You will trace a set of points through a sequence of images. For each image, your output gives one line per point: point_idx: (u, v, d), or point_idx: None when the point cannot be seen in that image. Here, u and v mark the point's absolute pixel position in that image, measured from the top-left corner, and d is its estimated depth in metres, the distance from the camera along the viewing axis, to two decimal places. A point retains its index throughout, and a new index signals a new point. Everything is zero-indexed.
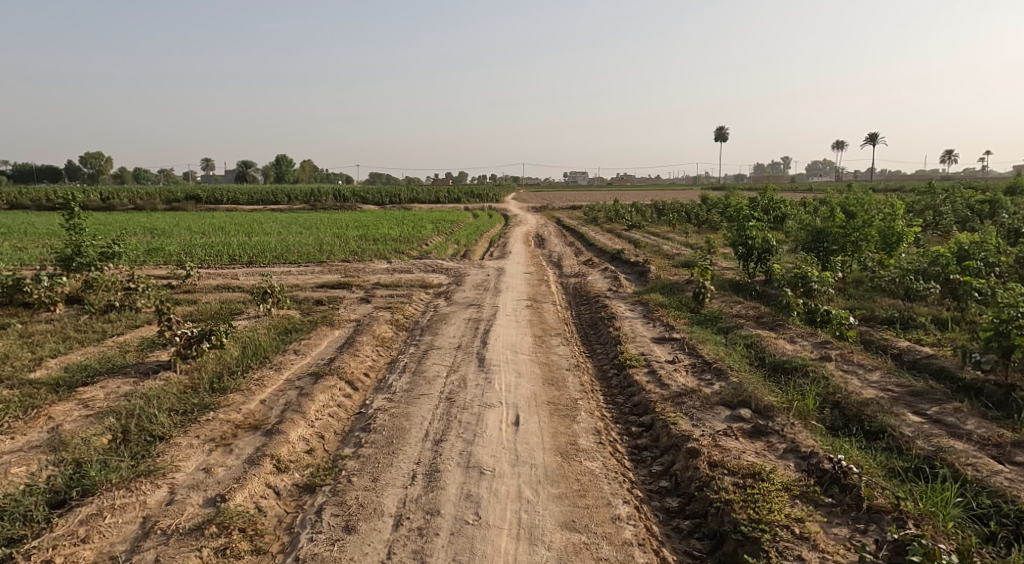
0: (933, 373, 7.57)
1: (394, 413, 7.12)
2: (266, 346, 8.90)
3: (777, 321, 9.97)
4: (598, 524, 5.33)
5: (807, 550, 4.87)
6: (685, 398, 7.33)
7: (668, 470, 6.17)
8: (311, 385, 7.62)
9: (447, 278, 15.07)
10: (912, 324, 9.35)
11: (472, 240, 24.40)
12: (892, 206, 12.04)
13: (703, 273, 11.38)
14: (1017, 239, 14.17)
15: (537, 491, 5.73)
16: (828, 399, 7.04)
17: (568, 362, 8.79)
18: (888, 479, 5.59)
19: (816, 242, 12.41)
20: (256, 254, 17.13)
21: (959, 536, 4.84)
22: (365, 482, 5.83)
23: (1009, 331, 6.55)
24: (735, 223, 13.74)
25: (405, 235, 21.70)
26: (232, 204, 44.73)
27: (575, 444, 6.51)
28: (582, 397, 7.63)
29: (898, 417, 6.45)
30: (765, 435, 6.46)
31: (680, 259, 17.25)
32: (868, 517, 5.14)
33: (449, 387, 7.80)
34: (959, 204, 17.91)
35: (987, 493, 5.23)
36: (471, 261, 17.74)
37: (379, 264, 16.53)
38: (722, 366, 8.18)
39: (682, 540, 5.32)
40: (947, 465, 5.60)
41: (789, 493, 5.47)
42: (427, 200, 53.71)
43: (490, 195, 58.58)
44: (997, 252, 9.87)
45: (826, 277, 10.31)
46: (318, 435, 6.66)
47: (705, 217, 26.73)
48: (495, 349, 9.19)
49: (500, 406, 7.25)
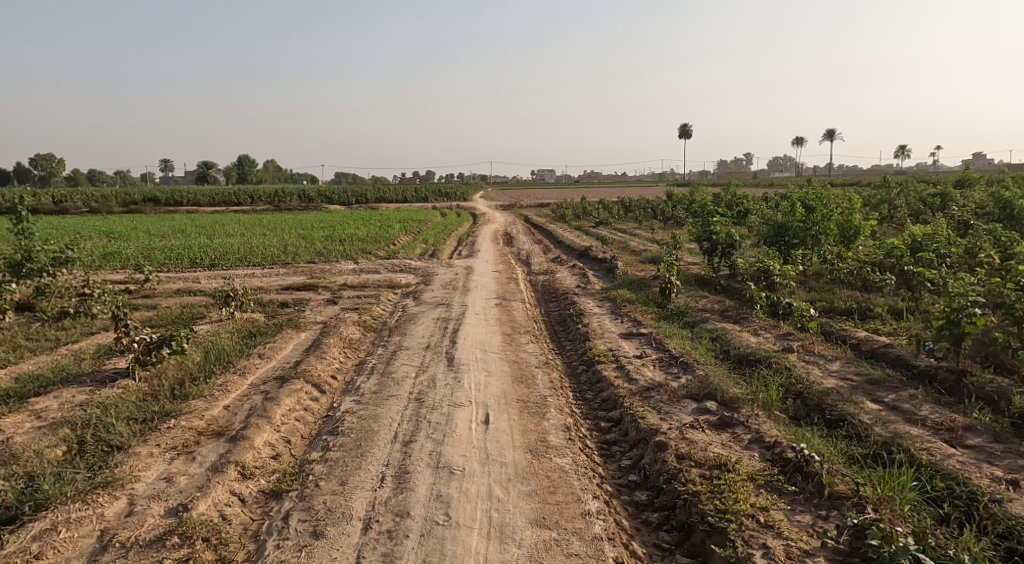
0: (890, 362, 7.79)
1: (362, 415, 7.05)
2: (229, 351, 8.72)
3: (741, 315, 10.16)
4: (568, 520, 5.36)
5: (771, 538, 4.96)
6: (653, 392, 7.43)
7: (637, 464, 6.24)
8: (277, 388, 7.51)
9: (415, 278, 14.97)
10: (869, 315, 9.64)
11: (441, 239, 24.33)
12: (850, 200, 12.33)
13: (668, 268, 11.49)
14: (967, 231, 14.69)
15: (507, 489, 5.73)
16: (790, 390, 7.21)
17: (537, 359, 8.82)
18: (849, 466, 5.73)
19: (778, 236, 12.65)
20: (218, 257, 16.78)
21: (915, 518, 4.96)
22: (333, 486, 5.76)
23: (959, 319, 6.77)
24: (700, 219, 13.93)
25: (372, 235, 21.51)
26: (193, 206, 43.73)
27: (545, 441, 6.54)
28: (552, 394, 7.66)
29: (857, 405, 6.63)
30: (731, 426, 6.57)
31: (646, 255, 17.45)
32: (829, 503, 5.26)
33: (418, 387, 7.75)
34: (912, 198, 18.52)
35: (941, 476, 5.38)
36: (439, 261, 17.65)
37: (346, 265, 16.35)
38: (689, 360, 8.30)
39: (652, 532, 5.39)
40: (904, 450, 5.77)
41: (754, 483, 5.59)
42: (394, 199, 53.33)
43: (458, 193, 58.55)
44: (947, 243, 10.22)
45: (788, 270, 10.51)
46: (284, 440, 6.56)
47: (670, 212, 27.13)
48: (464, 348, 9.17)
49: (470, 406, 7.23)
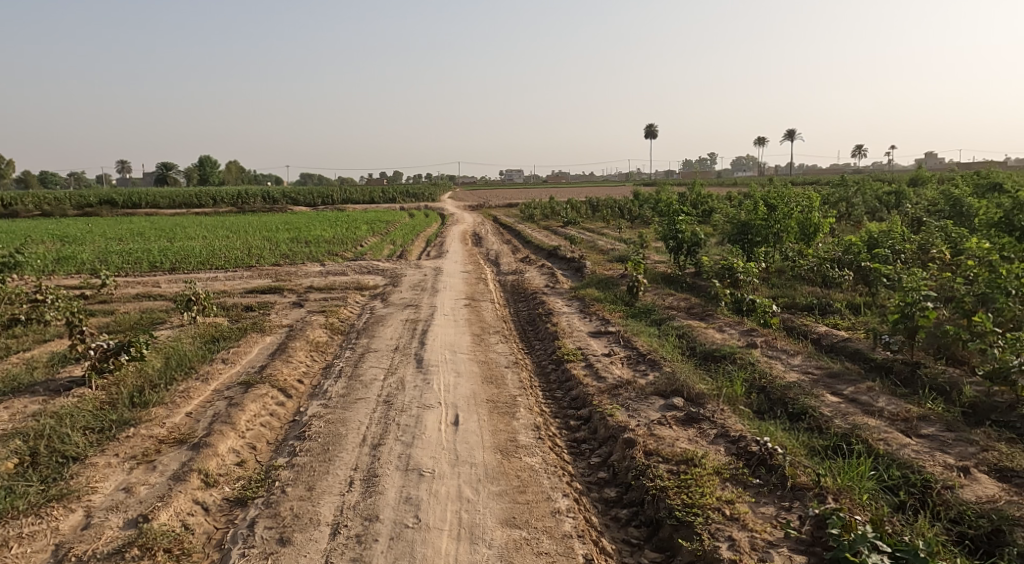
0: (849, 355, 8.00)
1: (330, 419, 6.97)
2: (192, 356, 8.54)
3: (707, 312, 10.33)
4: (538, 519, 5.38)
5: (736, 530, 5.05)
6: (621, 389, 7.51)
7: (606, 461, 6.29)
8: (241, 394, 7.39)
9: (383, 279, 14.86)
10: (829, 310, 9.90)
11: (409, 240, 24.18)
12: (810, 199, 12.62)
13: (635, 266, 11.60)
14: (920, 227, 15.17)
15: (477, 490, 5.73)
16: (754, 385, 7.36)
17: (507, 359, 8.83)
18: (811, 457, 5.87)
19: (741, 234, 12.88)
20: (179, 260, 16.41)
21: (873, 507, 5.09)
22: (300, 492, 5.68)
23: (913, 313, 6.99)
24: (666, 218, 14.10)
25: (339, 237, 21.27)
26: (152, 209, 42.64)
27: (514, 441, 6.55)
28: (521, 394, 7.68)
29: (817, 398, 6.79)
30: (697, 422, 6.67)
31: (614, 254, 17.60)
32: (792, 495, 5.37)
33: (386, 390, 7.69)
34: (868, 196, 19.06)
35: (897, 465, 5.54)
36: (407, 262, 17.54)
37: (312, 267, 16.13)
38: (656, 357, 8.40)
39: (621, 528, 5.44)
40: (862, 441, 5.93)
41: (720, 477, 5.68)
42: (360, 200, 52.82)
43: (426, 194, 58.25)
44: (902, 239, 10.54)
45: (751, 267, 10.69)
46: (250, 446, 6.45)
47: (636, 212, 27.42)
48: (433, 349, 9.14)
49: (440, 407, 7.21)
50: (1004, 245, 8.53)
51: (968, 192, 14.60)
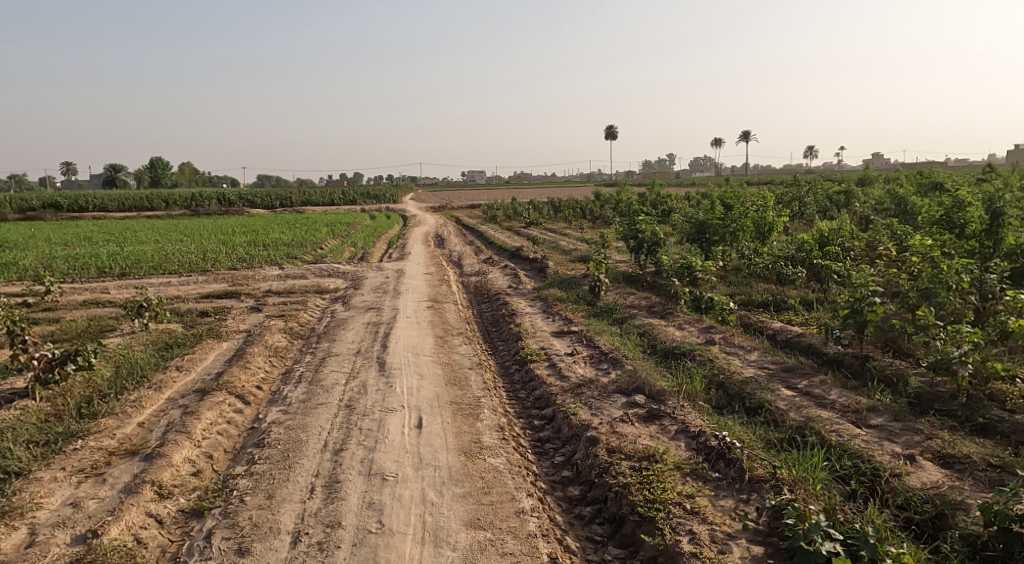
0: (803, 350, 8.23)
1: (289, 425, 6.85)
2: (143, 365, 8.30)
3: (667, 311, 10.50)
4: (503, 520, 5.39)
5: (697, 523, 5.14)
6: (584, 388, 7.57)
7: (570, 460, 6.33)
8: (196, 402, 7.21)
9: (344, 282, 14.67)
10: (784, 306, 10.17)
11: (370, 242, 23.93)
12: (764, 198, 12.94)
13: (597, 266, 11.70)
14: (868, 226, 15.72)
15: (441, 493, 5.70)
16: (713, 381, 7.51)
17: (470, 361, 8.82)
18: (767, 450, 6.02)
19: (699, 233, 13.11)
20: (129, 265, 15.90)
21: (826, 496, 5.24)
22: (259, 500, 5.57)
23: (862, 308, 7.22)
24: (626, 218, 14.27)
25: (298, 239, 20.91)
26: (100, 212, 41.22)
27: (478, 442, 6.55)
28: (485, 395, 7.67)
29: (773, 392, 6.97)
30: (659, 418, 6.77)
31: (576, 254, 17.73)
32: (750, 487, 5.50)
33: (348, 394, 7.60)
34: (820, 196, 19.63)
35: (849, 455, 5.72)
36: (369, 264, 17.35)
37: (270, 270, 15.83)
38: (618, 356, 8.50)
39: (585, 526, 5.49)
40: (815, 433, 6.11)
41: (681, 472, 5.78)
42: (320, 202, 52.06)
43: (387, 196, 57.77)
44: (851, 237, 10.90)
45: (709, 266, 10.91)
46: (206, 455, 6.30)
47: (597, 212, 27.70)
48: (395, 352, 9.07)
49: (402, 410, 7.15)
50: (945, 242, 8.90)
51: (912, 191, 15.18)
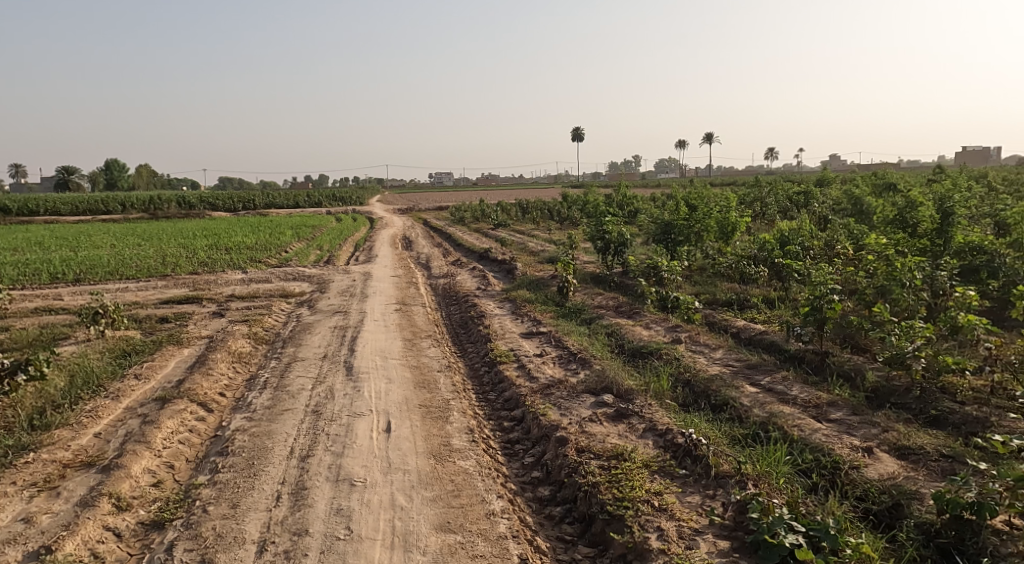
0: (765, 347, 8.41)
1: (254, 432, 6.73)
2: (100, 373, 8.08)
3: (634, 311, 10.63)
4: (473, 522, 5.38)
5: (665, 520, 5.21)
6: (553, 389, 7.61)
7: (540, 461, 6.36)
8: (156, 411, 7.04)
9: (310, 286, 14.49)
10: (747, 305, 10.38)
11: (336, 245, 23.68)
12: (727, 199, 13.20)
13: (565, 267, 11.78)
14: (826, 225, 16.17)
15: (410, 497, 5.67)
16: (679, 379, 7.62)
17: (439, 364, 8.78)
18: (732, 446, 6.13)
19: (665, 234, 13.18)
20: (84, 271, 15.44)
21: (789, 489, 5.37)
22: (223, 510, 5.47)
23: (821, 305, 7.41)
24: (593, 220, 14.40)
25: (262, 243, 20.57)
26: (52, 216, 39.91)
27: (448, 445, 6.53)
28: (454, 397, 7.66)
29: (737, 389, 7.10)
30: (627, 417, 6.85)
31: (544, 255, 17.82)
32: (716, 483, 5.60)
33: (315, 399, 7.50)
34: (780, 196, 20.09)
35: (810, 449, 5.87)
36: (335, 267, 17.16)
37: (233, 274, 15.54)
38: (586, 356, 8.57)
39: (555, 526, 5.52)
40: (778, 428, 6.25)
41: (649, 469, 5.86)
42: (284, 205, 51.28)
43: (354, 198, 57.23)
44: (810, 237, 11.18)
45: (675, 266, 11.07)
46: (167, 465, 6.16)
47: (564, 213, 27.89)
48: (363, 356, 8.99)
49: (371, 414, 7.09)
50: (899, 241, 9.20)
51: (868, 192, 15.64)
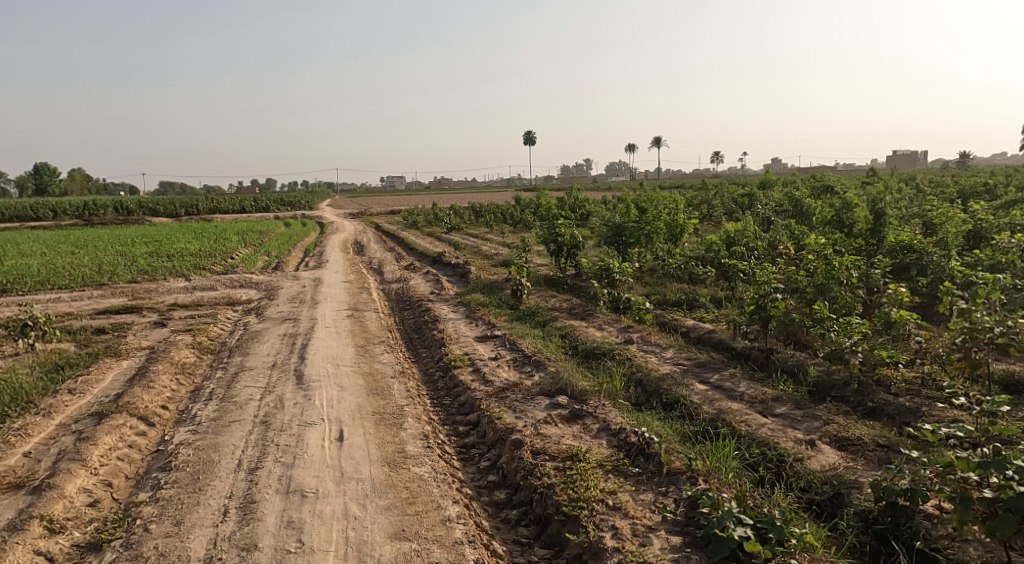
0: (714, 346, 8.62)
1: (199, 445, 6.52)
2: (30, 389, 7.70)
3: (587, 312, 10.75)
4: (428, 529, 5.34)
5: (619, 519, 5.27)
6: (508, 392, 7.62)
7: (495, 464, 6.36)
8: (93, 427, 6.74)
9: (258, 293, 14.15)
10: (696, 305, 10.62)
11: (285, 250, 23.20)
12: (676, 202, 13.49)
13: (518, 270, 11.81)
14: (769, 227, 16.71)
15: (364, 506, 5.59)
16: (632, 378, 7.74)
17: (393, 370, 8.68)
18: (683, 443, 6.25)
19: (616, 236, 13.24)
20: (12, 281, 14.69)
21: (737, 483, 5.51)
22: (166, 527, 5.28)
23: (766, 304, 7.65)
24: (546, 223, 14.50)
25: (206, 249, 19.96)
26: None
27: (402, 452, 6.46)
28: (408, 403, 7.58)
29: (687, 387, 7.26)
30: (581, 418, 6.91)
31: (497, 258, 17.86)
32: (668, 479, 5.70)
33: (263, 409, 7.32)
34: (726, 199, 20.67)
35: (757, 444, 6.03)
36: (285, 273, 16.80)
37: (175, 282, 15.04)
38: (541, 358, 8.61)
39: (512, 529, 5.52)
40: (726, 424, 6.41)
41: (603, 469, 5.92)
42: (230, 210, 49.96)
43: (303, 202, 56.18)
44: (755, 238, 11.53)
45: (626, 268, 11.23)
46: (104, 483, 5.90)
47: (518, 217, 28.02)
48: (314, 364, 8.82)
49: (322, 423, 6.96)
50: (837, 241, 9.59)
51: (808, 194, 16.24)
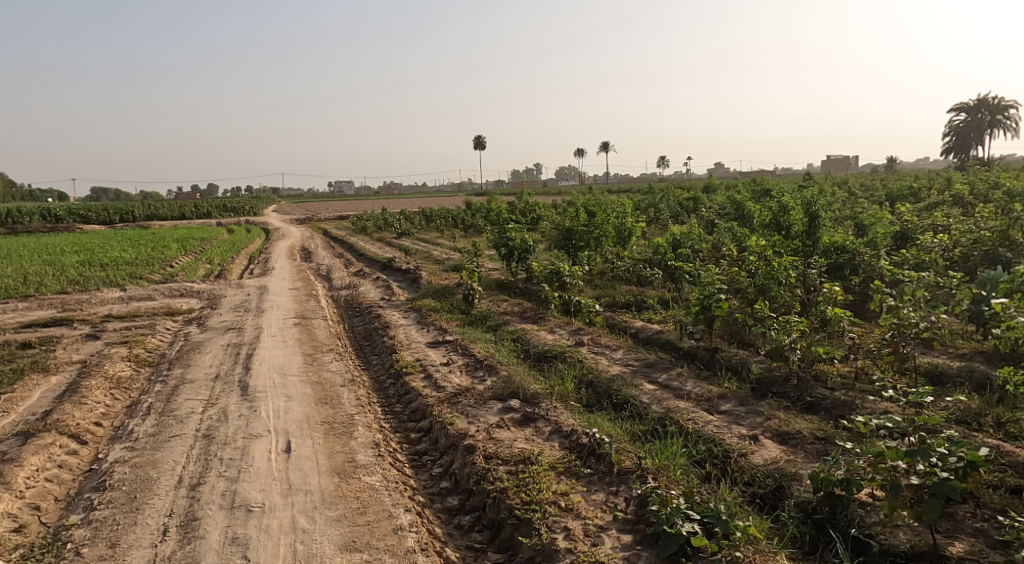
0: (662, 346, 8.79)
1: (137, 463, 6.26)
2: None
3: (538, 315, 10.81)
4: (380, 539, 5.26)
5: (571, 520, 5.31)
6: (460, 397, 7.58)
7: (448, 470, 6.31)
8: (19, 448, 6.40)
9: (200, 302, 13.70)
10: (644, 306, 10.81)
11: (229, 258, 22.54)
12: (623, 205, 13.72)
13: (469, 275, 11.79)
14: (713, 229, 17.15)
15: (313, 518, 5.47)
16: (582, 380, 7.81)
17: (343, 378, 8.53)
18: (633, 442, 6.35)
19: (566, 240, 13.40)
20: None
21: (685, 480, 5.62)
22: (101, 550, 5.05)
23: (710, 304, 7.85)
24: (496, 227, 14.52)
25: (143, 258, 19.18)
26: None
27: (352, 461, 6.34)
28: (359, 412, 7.45)
29: (637, 388, 7.37)
30: (533, 421, 6.93)
31: (448, 263, 17.78)
32: (619, 479, 5.77)
33: (206, 423, 7.08)
34: (672, 202, 21.12)
35: (703, 441, 6.17)
36: (228, 282, 16.31)
37: (110, 293, 14.43)
38: (492, 362, 8.61)
39: (465, 535, 5.49)
40: (674, 423, 6.54)
41: (555, 471, 5.95)
42: (168, 216, 48.23)
43: (246, 209, 54.78)
44: (700, 240, 11.83)
45: (577, 271, 11.34)
46: (32, 507, 5.61)
47: (468, 221, 27.96)
48: (259, 374, 8.58)
49: (269, 435, 6.78)
50: (776, 243, 9.92)
51: (749, 197, 16.77)
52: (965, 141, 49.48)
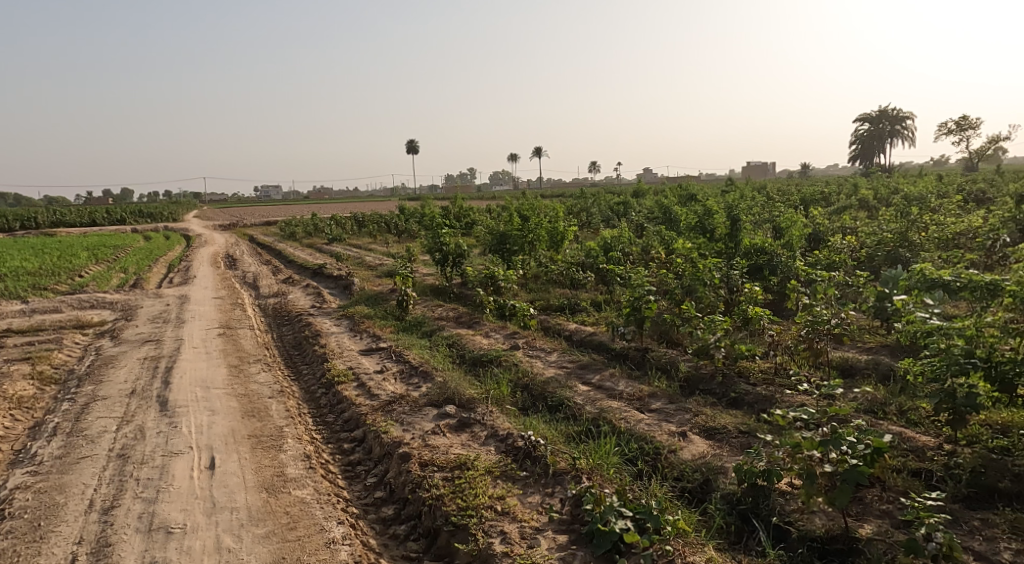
0: (595, 347, 8.91)
1: (42, 488, 5.84)
2: None
3: (473, 320, 10.77)
4: (312, 554, 5.10)
5: (507, 523, 5.30)
6: (394, 405, 7.45)
7: (382, 480, 6.18)
8: None
9: (114, 314, 12.93)
10: (578, 308, 10.95)
11: (146, 266, 21.42)
12: (556, 210, 13.86)
13: (403, 280, 11.63)
14: (643, 232, 17.55)
15: (240, 536, 5.25)
16: (518, 384, 7.82)
17: (271, 389, 8.23)
18: (568, 443, 6.40)
19: (500, 244, 13.41)
20: None
21: (619, 479, 5.71)
22: None
23: (640, 306, 8.03)
24: (430, 232, 14.39)
25: (48, 267, 17.95)
26: None
27: (282, 475, 6.12)
28: (288, 424, 7.21)
29: (571, 390, 7.45)
30: (469, 426, 6.89)
31: (382, 269, 17.48)
32: (554, 480, 5.80)
33: (121, 441, 6.68)
34: (603, 207, 21.50)
35: (635, 439, 6.29)
36: (145, 291, 15.48)
37: (11, 305, 13.42)
38: (427, 368, 8.52)
39: (400, 545, 5.39)
40: (608, 422, 6.64)
41: (491, 475, 5.92)
42: (78, 223, 45.38)
43: (166, 214, 52.24)
44: (630, 243, 12.09)
45: (511, 275, 11.38)
46: None
47: (401, 226, 27.60)
48: (180, 388, 8.17)
49: (191, 452, 6.46)
50: (701, 246, 10.25)
51: (676, 202, 17.27)
52: (870, 149, 52.43)
